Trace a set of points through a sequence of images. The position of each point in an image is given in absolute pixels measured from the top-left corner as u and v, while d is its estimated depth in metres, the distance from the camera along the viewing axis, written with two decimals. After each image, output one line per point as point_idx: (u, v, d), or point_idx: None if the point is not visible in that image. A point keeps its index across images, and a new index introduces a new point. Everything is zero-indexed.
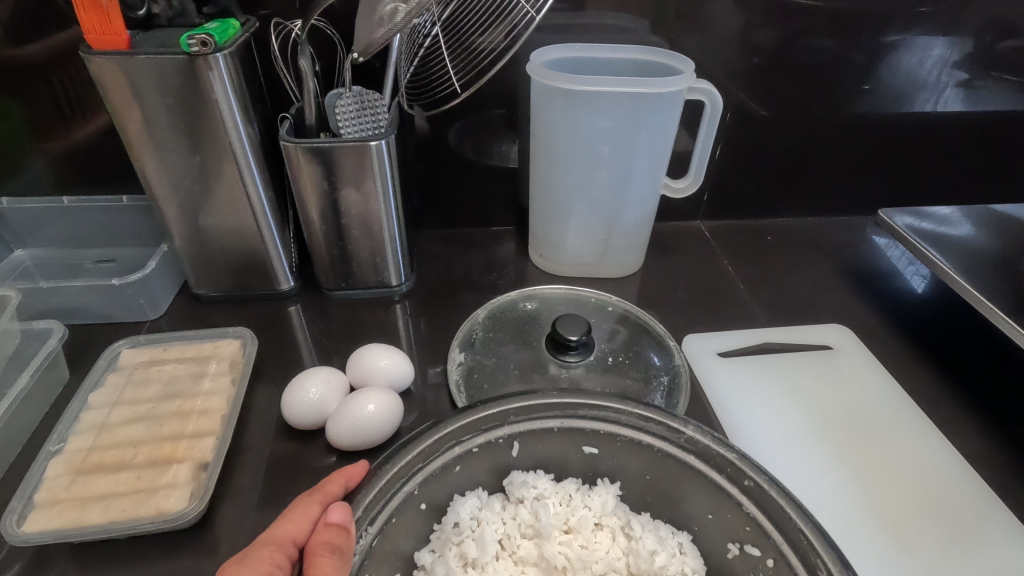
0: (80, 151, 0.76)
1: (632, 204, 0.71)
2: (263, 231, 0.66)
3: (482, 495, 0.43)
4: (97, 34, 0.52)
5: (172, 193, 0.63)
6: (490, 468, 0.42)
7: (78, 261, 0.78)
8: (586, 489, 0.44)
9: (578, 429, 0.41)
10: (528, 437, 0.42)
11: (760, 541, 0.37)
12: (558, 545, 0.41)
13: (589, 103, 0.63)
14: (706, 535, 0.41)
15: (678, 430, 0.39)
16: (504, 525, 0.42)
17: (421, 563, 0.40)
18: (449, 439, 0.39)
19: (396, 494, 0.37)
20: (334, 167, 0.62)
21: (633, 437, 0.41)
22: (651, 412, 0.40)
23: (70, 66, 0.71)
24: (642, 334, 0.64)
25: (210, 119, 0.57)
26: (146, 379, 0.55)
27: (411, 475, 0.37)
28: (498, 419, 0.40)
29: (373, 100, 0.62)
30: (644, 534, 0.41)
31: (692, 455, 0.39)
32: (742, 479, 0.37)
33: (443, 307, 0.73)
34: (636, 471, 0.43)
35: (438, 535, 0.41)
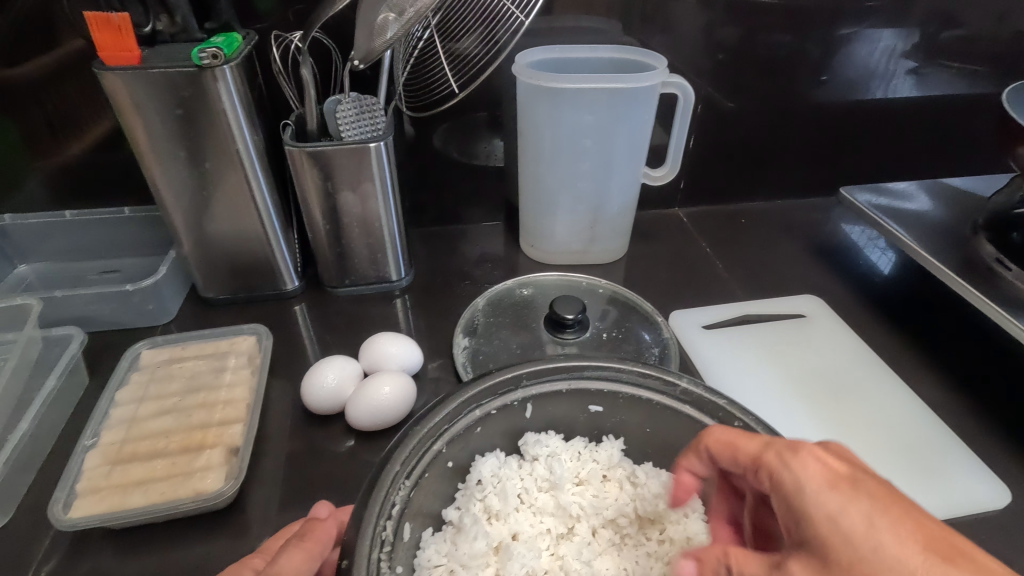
0: (80, 165, 0.78)
1: (615, 193, 0.76)
2: (268, 232, 0.69)
3: (500, 456, 0.47)
4: (111, 51, 0.55)
5: (179, 200, 0.65)
6: (505, 430, 0.47)
7: (81, 273, 0.80)
8: (593, 446, 0.49)
9: (585, 390, 0.46)
10: (539, 400, 0.46)
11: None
12: (572, 495, 0.46)
13: (572, 99, 0.68)
14: None
15: (674, 383, 0.44)
16: (522, 481, 0.47)
17: (449, 519, 0.44)
18: (471, 402, 0.43)
19: (428, 452, 0.40)
20: (335, 169, 0.65)
21: (634, 394, 0.45)
22: (649, 369, 0.45)
23: (61, 83, 0.73)
24: (631, 312, 0.69)
25: (217, 127, 0.60)
26: (169, 376, 0.57)
27: (439, 434, 0.41)
28: (513, 383, 0.44)
29: (371, 104, 0.65)
30: (648, 480, 0.46)
31: (688, 404, 0.44)
32: (733, 421, 0.42)
33: (441, 300, 0.77)
34: (637, 425, 0.47)
35: (463, 492, 0.45)
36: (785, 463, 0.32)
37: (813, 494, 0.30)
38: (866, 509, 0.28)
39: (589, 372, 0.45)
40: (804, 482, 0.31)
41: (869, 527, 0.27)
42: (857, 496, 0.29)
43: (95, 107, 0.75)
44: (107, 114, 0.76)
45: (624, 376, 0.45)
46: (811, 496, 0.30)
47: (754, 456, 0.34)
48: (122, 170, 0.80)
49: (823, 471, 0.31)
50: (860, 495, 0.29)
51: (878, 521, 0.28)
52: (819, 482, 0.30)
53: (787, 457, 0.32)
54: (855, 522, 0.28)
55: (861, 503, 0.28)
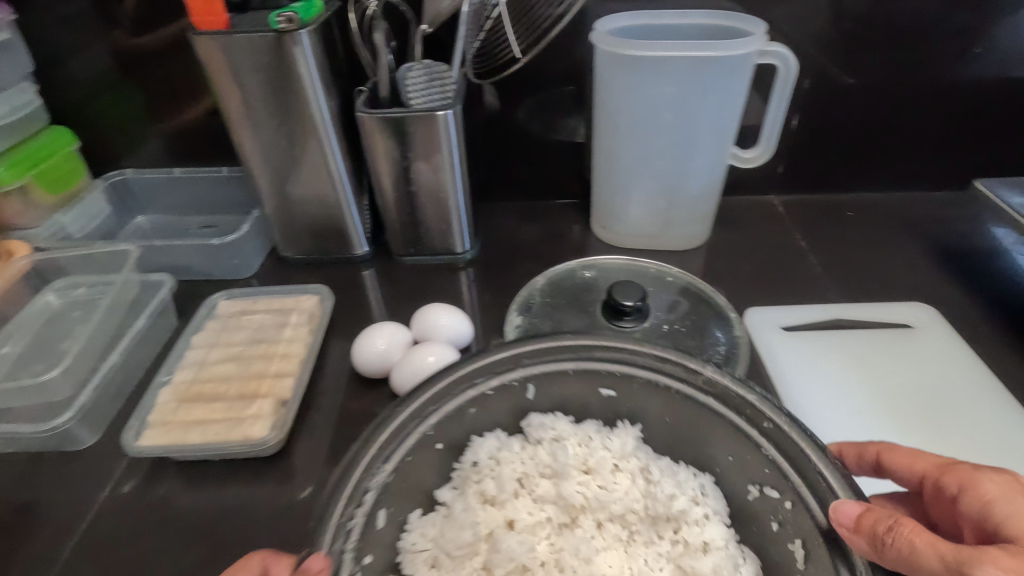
0: (190, 129, 0.85)
1: (697, 174, 0.70)
2: (341, 199, 0.72)
3: (502, 437, 0.50)
4: (201, 16, 0.58)
5: (264, 163, 0.69)
6: (510, 410, 0.48)
7: (184, 226, 0.87)
8: (607, 431, 0.50)
9: (595, 370, 0.45)
10: (542, 378, 0.46)
11: (779, 484, 0.39)
12: (576, 484, 0.49)
13: (655, 68, 0.63)
14: (727, 476, 0.46)
15: (697, 371, 0.42)
16: (522, 466, 0.50)
17: (443, 499, 0.48)
18: (463, 382, 0.43)
19: (412, 435, 0.41)
20: (406, 139, 0.65)
21: (652, 378, 0.44)
22: (668, 355, 0.44)
23: (178, 53, 0.79)
24: (702, 306, 0.64)
25: (296, 92, 0.63)
26: (239, 326, 0.61)
27: (425, 415, 0.41)
28: (510, 363, 0.44)
29: (443, 73, 0.64)
30: (662, 479, 0.49)
31: (710, 395, 0.42)
32: (761, 422, 0.40)
33: (505, 276, 0.76)
34: (656, 413, 0.47)
35: (459, 474, 0.49)
36: (972, 477, 0.39)
37: (1001, 500, 0.37)
38: None
39: (598, 353, 0.44)
40: (997, 490, 0.37)
41: None
42: None
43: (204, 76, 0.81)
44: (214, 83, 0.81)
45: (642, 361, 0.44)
46: (1000, 501, 0.37)
47: (936, 464, 0.42)
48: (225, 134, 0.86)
49: (1011, 488, 0.37)
50: None
51: None
52: (1010, 493, 0.37)
53: (975, 473, 0.39)
54: None
55: None
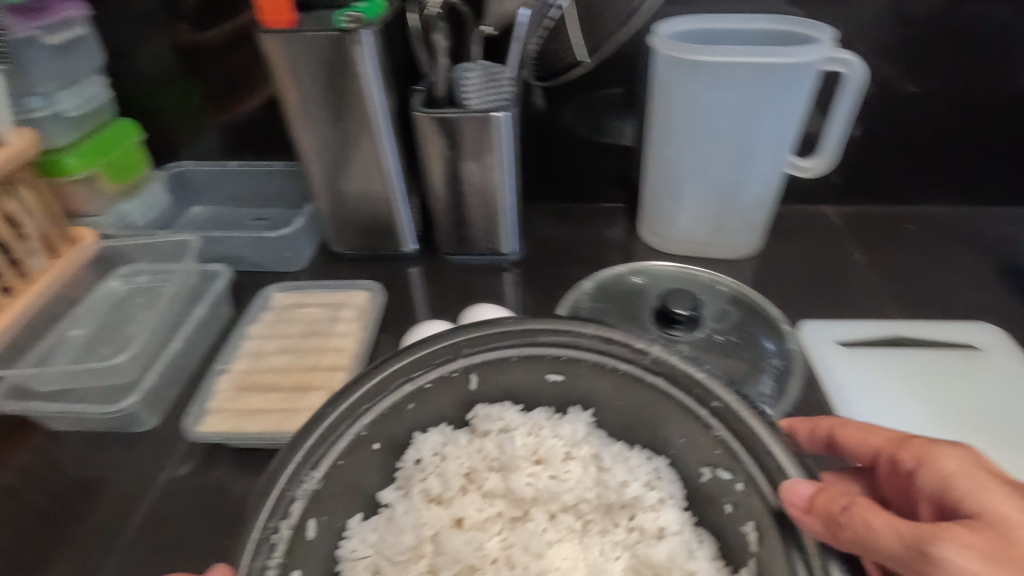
0: (244, 123, 0.87)
1: (751, 183, 0.69)
2: (392, 196, 0.72)
3: (448, 431, 0.51)
4: (269, 14, 0.59)
5: (319, 159, 0.70)
6: (453, 402, 0.49)
7: (237, 218, 0.89)
8: (558, 417, 0.51)
9: (537, 356, 0.45)
10: (482, 369, 0.45)
11: (732, 466, 0.40)
12: (525, 476, 0.51)
13: (715, 73, 0.62)
14: (680, 459, 0.46)
15: (644, 352, 0.42)
16: (469, 461, 0.52)
17: (387, 500, 0.50)
18: (397, 379, 0.43)
19: (344, 436, 0.41)
20: (461, 139, 0.66)
21: (598, 361, 0.44)
22: (613, 335, 0.43)
23: (237, 49, 0.81)
24: (754, 316, 0.62)
25: (355, 90, 0.63)
26: (292, 319, 0.62)
27: (356, 416, 0.41)
28: (450, 353, 0.44)
29: (498, 73, 0.63)
30: (613, 466, 0.50)
31: (658, 375, 0.42)
32: (711, 402, 0.40)
33: (550, 279, 0.75)
34: (607, 395, 0.47)
35: (402, 474, 0.50)
36: (927, 449, 0.39)
37: (957, 472, 0.37)
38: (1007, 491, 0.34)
39: (543, 338, 0.44)
40: (952, 461, 0.38)
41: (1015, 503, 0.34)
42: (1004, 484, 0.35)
43: (259, 71, 0.83)
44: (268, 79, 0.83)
45: (587, 345, 0.43)
46: (955, 474, 0.37)
47: (892, 438, 0.42)
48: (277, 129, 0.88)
49: (965, 460, 0.37)
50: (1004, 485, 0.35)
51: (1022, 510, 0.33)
52: (966, 465, 0.37)
53: (931, 445, 0.39)
54: (998, 500, 0.34)
55: (1000, 487, 0.35)
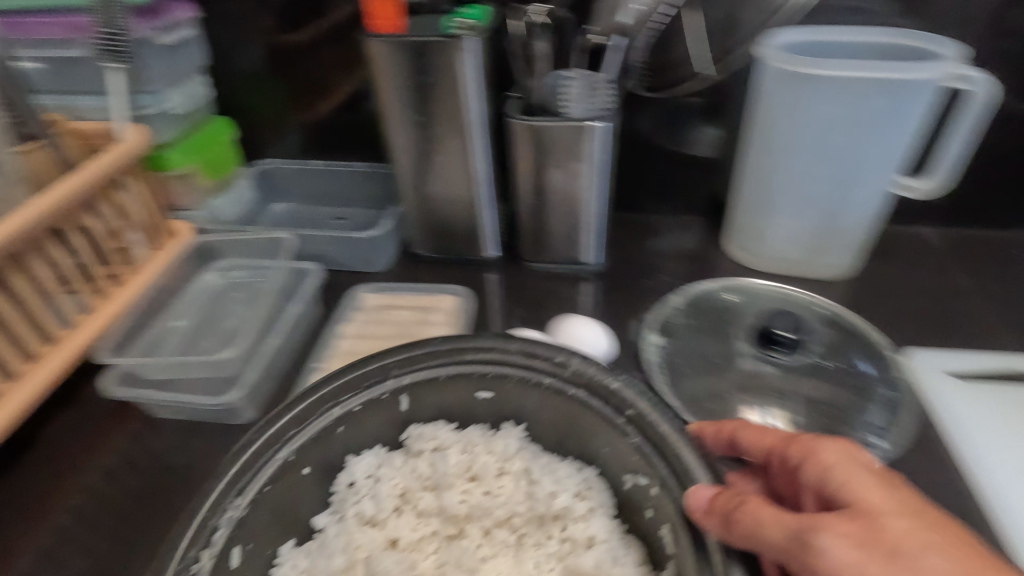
0: (325, 122, 0.89)
1: (854, 203, 0.66)
2: (478, 202, 0.73)
3: (382, 452, 0.57)
4: (377, 19, 0.60)
5: (409, 163, 0.71)
6: (388, 423, 0.56)
7: (316, 216, 0.90)
8: (490, 433, 0.57)
9: (465, 372, 0.53)
10: (411, 389, 0.54)
11: (648, 470, 0.47)
12: (460, 494, 0.56)
13: (827, 89, 0.61)
14: (608, 467, 0.53)
15: (568, 367, 0.50)
16: (402, 480, 0.57)
17: (319, 524, 0.55)
18: (328, 401, 0.50)
19: (272, 462, 0.48)
20: (556, 148, 0.65)
21: (521, 377, 0.52)
22: (534, 354, 0.51)
23: (324, 49, 0.83)
24: (854, 341, 0.60)
25: (454, 96, 0.64)
26: (383, 320, 0.63)
27: (284, 442, 0.48)
28: (380, 375, 0.52)
29: (598, 82, 0.62)
30: (542, 478, 0.55)
31: (574, 386, 0.50)
32: (625, 411, 0.48)
33: (633, 291, 0.74)
34: (537, 410, 0.55)
35: (337, 496, 0.55)
36: (815, 444, 0.42)
37: (837, 466, 0.40)
38: (878, 486, 0.38)
39: (469, 354, 0.53)
40: (836, 456, 0.41)
41: (887, 502, 0.37)
42: (879, 480, 0.39)
43: (342, 70, 0.84)
44: (352, 79, 0.85)
45: (511, 361, 0.52)
46: (837, 469, 0.40)
47: (782, 438, 0.45)
48: (357, 129, 0.89)
49: (850, 457, 0.41)
50: (879, 481, 0.39)
51: (890, 501, 0.38)
52: (848, 460, 0.40)
53: (821, 442, 0.42)
54: (872, 495, 0.38)
55: (872, 480, 0.39)
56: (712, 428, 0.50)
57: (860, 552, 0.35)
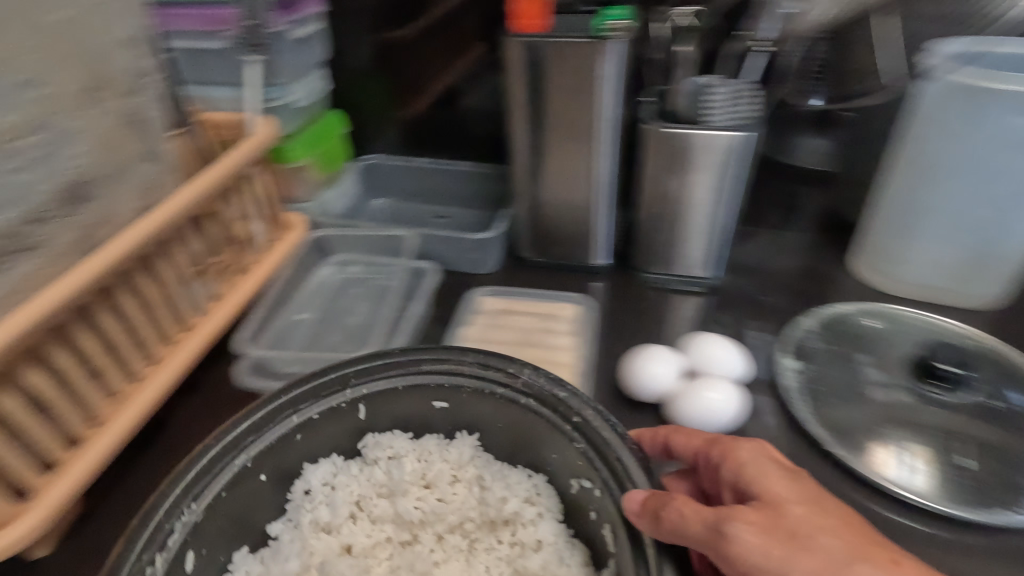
0: (423, 119, 0.90)
1: (1015, 232, 0.61)
2: (596, 209, 0.71)
3: (339, 461, 0.57)
4: (522, 19, 0.59)
5: (529, 165, 0.70)
6: (345, 433, 0.55)
7: (418, 214, 0.90)
8: (446, 443, 0.58)
9: (422, 382, 0.53)
10: (371, 398, 0.53)
11: (590, 474, 0.47)
12: (414, 501, 0.56)
13: (1001, 106, 0.56)
14: (556, 474, 0.53)
15: (517, 376, 0.50)
16: (358, 488, 0.57)
17: (274, 532, 0.54)
18: (289, 407, 0.50)
19: (229, 467, 0.47)
20: (692, 157, 0.62)
21: (474, 386, 0.52)
22: (489, 364, 0.51)
23: (430, 45, 0.83)
24: (1013, 379, 0.58)
25: (590, 98, 0.62)
26: (505, 326, 0.62)
27: (244, 446, 0.48)
28: (340, 383, 0.52)
29: (745, 91, 0.60)
30: (493, 485, 0.56)
31: (527, 397, 0.50)
32: (572, 418, 0.48)
33: (752, 308, 0.70)
34: (489, 419, 0.54)
35: (292, 504, 0.55)
36: (731, 449, 0.44)
37: (750, 468, 0.42)
38: (789, 489, 0.40)
39: (429, 365, 0.52)
40: (753, 460, 0.43)
41: (803, 507, 0.39)
42: (792, 484, 0.40)
43: (443, 66, 0.85)
44: (449, 72, 0.85)
45: (466, 370, 0.51)
46: (749, 470, 0.42)
47: (703, 441, 0.46)
48: (455, 126, 0.90)
49: (773, 464, 0.42)
50: (799, 488, 0.40)
51: (804, 507, 0.39)
52: (771, 465, 0.42)
53: (741, 449, 0.44)
54: (780, 496, 0.39)
55: (783, 483, 0.40)
56: (649, 437, 0.50)
57: (761, 540, 0.37)
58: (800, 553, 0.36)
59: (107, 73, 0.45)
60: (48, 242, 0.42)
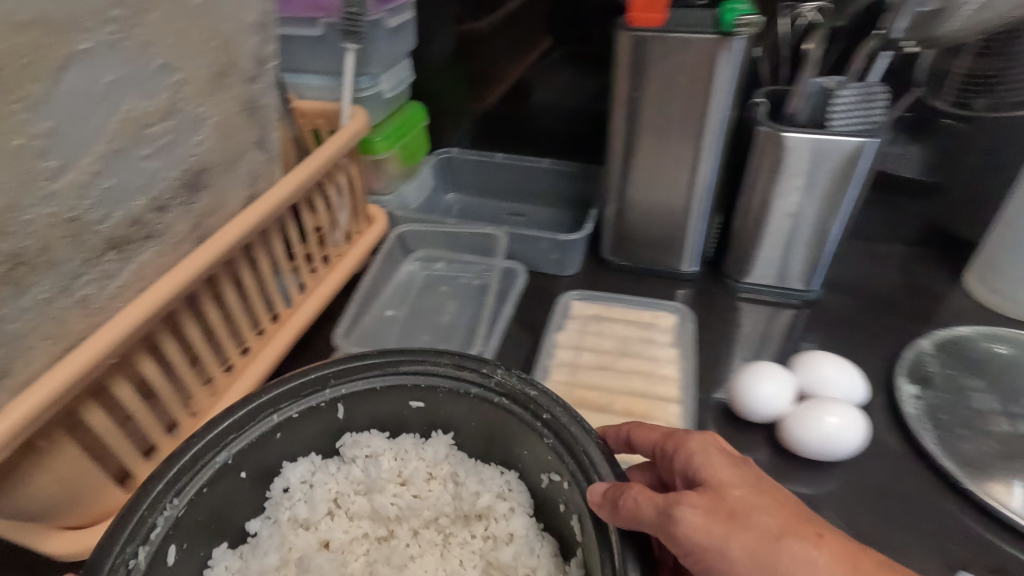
0: (490, 114, 0.88)
1: None
2: (692, 214, 0.67)
3: (318, 460, 0.51)
4: (641, 12, 0.55)
5: (624, 166, 0.67)
6: (321, 433, 0.50)
7: (493, 210, 0.88)
8: (422, 442, 0.53)
9: (399, 383, 0.47)
10: (350, 399, 0.48)
11: (558, 467, 0.43)
12: (390, 497, 0.52)
13: None
14: (527, 471, 0.49)
15: (490, 375, 0.45)
16: (337, 486, 0.52)
17: (253, 529, 0.49)
18: (267, 408, 0.44)
19: (211, 464, 0.42)
20: (810, 164, 0.58)
21: (450, 386, 0.47)
22: (463, 361, 0.46)
23: (507, 36, 0.81)
24: None
25: (701, 96, 0.59)
26: (601, 333, 0.59)
27: (224, 445, 0.42)
28: (318, 385, 0.46)
29: (875, 94, 0.56)
30: (466, 480, 0.52)
31: (501, 395, 0.45)
32: (541, 414, 0.43)
33: (857, 326, 0.66)
34: (464, 417, 0.50)
35: (270, 502, 0.50)
36: (684, 437, 0.41)
37: (702, 456, 0.39)
38: (743, 476, 0.38)
39: (404, 367, 0.46)
40: (707, 447, 0.40)
41: (752, 493, 0.37)
42: (740, 470, 0.38)
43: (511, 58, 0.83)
44: (517, 63, 0.83)
45: (441, 370, 0.46)
46: (705, 458, 0.39)
47: (657, 435, 0.43)
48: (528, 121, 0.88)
49: (720, 451, 0.40)
50: (747, 475, 0.38)
51: (749, 491, 0.37)
52: (716, 451, 0.40)
53: (694, 437, 0.41)
54: (729, 481, 0.37)
55: (732, 469, 0.38)
56: (613, 434, 0.47)
57: (708, 523, 0.35)
58: (738, 534, 0.35)
59: (233, 59, 0.44)
60: (167, 231, 0.40)
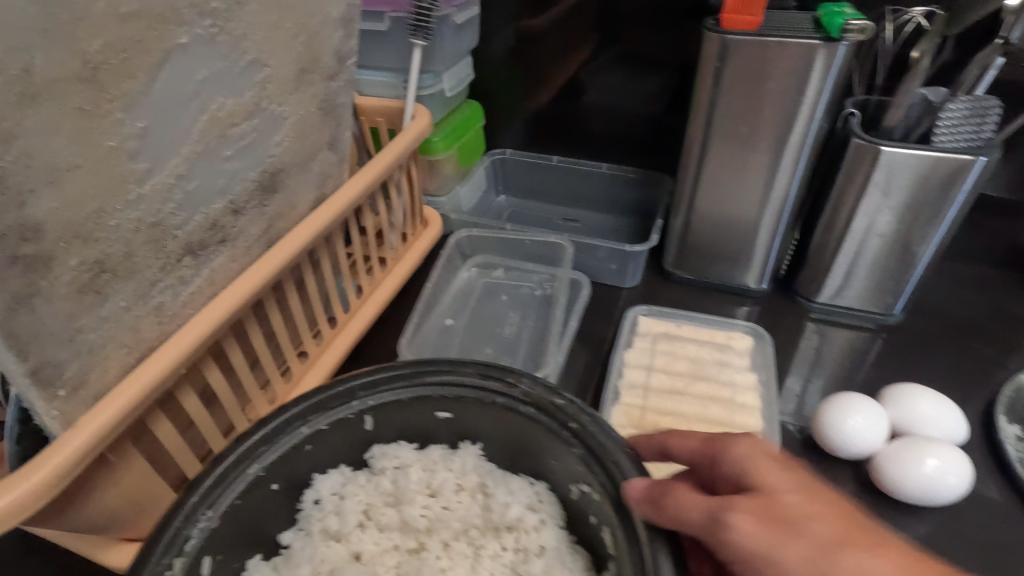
0: (542, 114, 0.85)
1: None
2: (768, 229, 0.63)
3: (347, 472, 0.47)
4: (734, 13, 0.52)
5: (697, 175, 0.63)
6: (350, 444, 0.45)
7: (546, 215, 0.85)
8: (450, 453, 0.48)
9: (426, 394, 0.42)
10: (379, 411, 0.43)
11: (587, 479, 0.38)
12: (419, 509, 0.49)
13: None
14: (556, 483, 0.44)
15: (515, 384, 0.40)
16: (367, 497, 0.48)
17: (285, 541, 0.46)
18: (297, 418, 0.39)
19: (244, 478, 0.37)
20: (908, 179, 0.55)
21: (476, 396, 0.41)
22: (490, 367, 0.41)
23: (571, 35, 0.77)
24: None
25: (792, 105, 0.55)
26: (673, 353, 0.56)
27: (257, 458, 0.38)
28: (346, 397, 0.40)
29: (987, 108, 0.53)
30: (495, 490, 0.48)
31: (529, 406, 0.40)
32: (570, 423, 0.38)
33: (943, 355, 0.62)
34: (489, 428, 0.45)
35: (303, 515, 0.46)
36: (728, 439, 0.36)
37: (749, 458, 0.34)
38: (797, 480, 0.33)
39: (430, 377, 0.41)
40: (754, 448, 0.35)
41: (805, 496, 0.32)
42: (792, 474, 0.33)
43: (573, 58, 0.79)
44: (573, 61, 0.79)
45: (469, 379, 0.41)
46: (753, 461, 0.34)
47: (697, 440, 0.39)
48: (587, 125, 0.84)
49: (765, 453, 0.34)
50: (801, 481, 0.33)
51: (804, 498, 0.32)
52: (764, 453, 0.35)
53: (738, 438, 0.36)
54: (779, 485, 0.32)
55: (783, 471, 0.33)
56: (647, 443, 0.42)
57: (758, 531, 0.31)
58: (792, 542, 0.30)
59: (315, 56, 0.42)
60: (241, 234, 0.38)
